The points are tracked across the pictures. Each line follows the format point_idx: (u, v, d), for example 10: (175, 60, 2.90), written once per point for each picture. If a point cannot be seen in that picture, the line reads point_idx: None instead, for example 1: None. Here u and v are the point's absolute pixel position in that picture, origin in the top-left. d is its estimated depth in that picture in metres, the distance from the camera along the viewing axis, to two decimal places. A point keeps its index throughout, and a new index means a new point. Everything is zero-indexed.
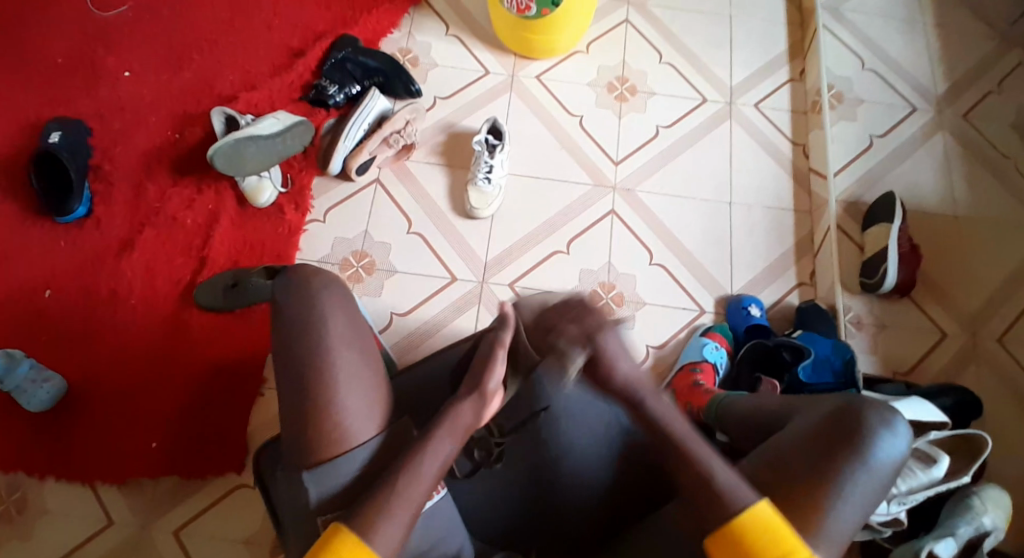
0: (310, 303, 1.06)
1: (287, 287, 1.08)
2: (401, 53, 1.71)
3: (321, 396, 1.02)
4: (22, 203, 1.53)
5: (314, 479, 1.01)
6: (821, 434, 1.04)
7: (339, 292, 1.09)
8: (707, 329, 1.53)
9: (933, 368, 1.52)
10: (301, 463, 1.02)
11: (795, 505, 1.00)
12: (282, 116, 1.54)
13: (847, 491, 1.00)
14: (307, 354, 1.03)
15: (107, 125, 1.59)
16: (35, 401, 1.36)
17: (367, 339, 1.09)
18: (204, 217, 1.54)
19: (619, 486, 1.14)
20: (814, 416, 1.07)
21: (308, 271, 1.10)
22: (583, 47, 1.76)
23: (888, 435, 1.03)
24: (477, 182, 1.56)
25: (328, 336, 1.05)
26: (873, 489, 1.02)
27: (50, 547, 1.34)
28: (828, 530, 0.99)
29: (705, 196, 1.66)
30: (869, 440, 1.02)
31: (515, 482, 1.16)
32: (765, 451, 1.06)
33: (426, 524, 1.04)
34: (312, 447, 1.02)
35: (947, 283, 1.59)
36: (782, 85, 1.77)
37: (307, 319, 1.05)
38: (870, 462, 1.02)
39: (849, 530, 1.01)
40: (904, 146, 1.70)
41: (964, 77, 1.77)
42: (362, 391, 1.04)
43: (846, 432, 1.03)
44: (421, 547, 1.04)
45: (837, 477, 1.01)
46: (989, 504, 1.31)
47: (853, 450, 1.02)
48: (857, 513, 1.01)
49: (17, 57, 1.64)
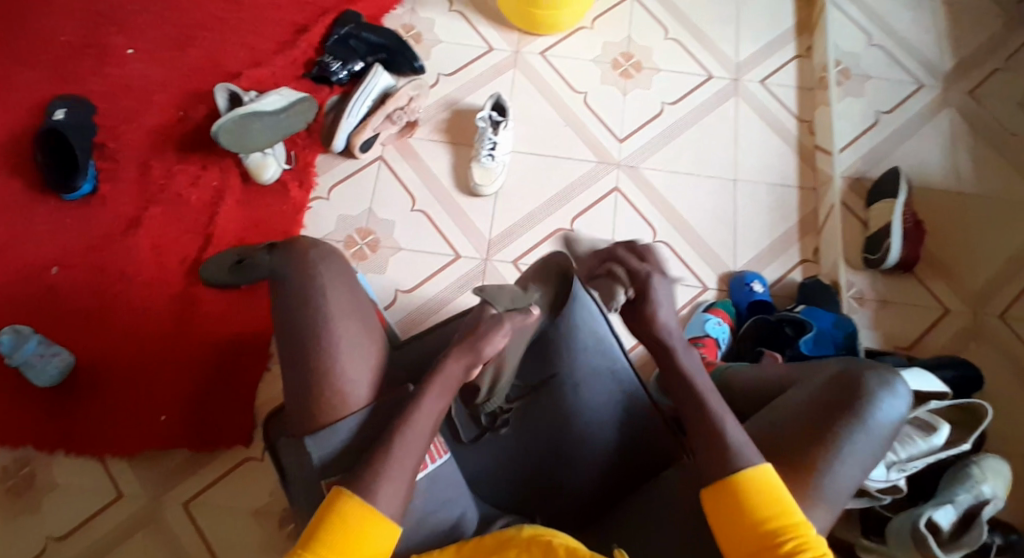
0: (312, 281, 1.07)
1: (289, 262, 1.09)
2: (404, 30, 1.70)
3: (327, 371, 1.03)
4: (28, 180, 1.54)
5: (316, 443, 1.02)
6: (820, 400, 1.06)
7: (342, 269, 1.10)
8: (710, 306, 1.53)
9: (936, 344, 1.53)
10: (305, 428, 1.04)
11: (791, 464, 1.02)
12: (286, 92, 1.54)
13: (845, 450, 1.01)
14: (310, 330, 1.04)
15: (111, 103, 1.59)
16: (43, 376, 1.38)
17: (369, 315, 1.10)
18: (209, 195, 1.54)
19: (621, 455, 1.17)
20: (815, 383, 1.09)
21: (309, 248, 1.10)
22: (587, 23, 1.75)
23: (887, 396, 1.04)
24: (481, 159, 1.56)
25: (332, 312, 1.06)
26: (872, 448, 1.03)
27: (59, 521, 1.37)
28: (825, 489, 1.00)
29: (709, 173, 1.65)
30: (868, 400, 1.03)
31: (518, 450, 1.18)
32: (764, 420, 1.09)
33: (430, 493, 1.06)
34: (315, 415, 1.03)
35: (952, 259, 1.59)
36: (790, 61, 1.75)
37: (309, 296, 1.06)
38: (870, 424, 1.03)
39: (847, 491, 1.02)
40: (910, 122, 1.69)
41: (972, 53, 1.75)
42: (366, 362, 1.07)
43: (846, 394, 1.05)
44: (425, 513, 1.05)
45: (836, 437, 1.02)
46: (989, 473, 1.33)
47: (852, 411, 1.03)
48: (857, 472, 1.02)
49: (20, 34, 1.63)
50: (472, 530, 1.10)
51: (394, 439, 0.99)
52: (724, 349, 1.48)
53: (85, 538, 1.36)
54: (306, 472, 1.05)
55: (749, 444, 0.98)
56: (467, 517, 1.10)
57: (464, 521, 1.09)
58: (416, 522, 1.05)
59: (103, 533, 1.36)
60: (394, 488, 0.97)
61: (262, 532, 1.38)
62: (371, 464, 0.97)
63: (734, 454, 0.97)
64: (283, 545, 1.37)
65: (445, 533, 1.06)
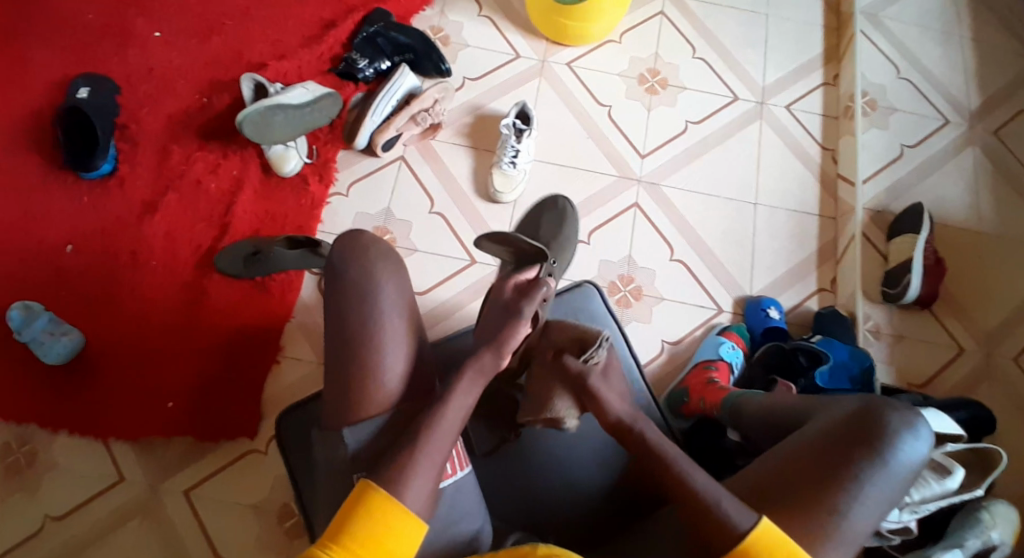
0: (367, 269, 1.05)
1: (342, 248, 1.07)
2: (432, 32, 1.70)
3: (356, 360, 1.02)
4: (47, 158, 1.53)
5: (356, 434, 1.02)
6: (839, 436, 1.02)
7: (394, 263, 1.08)
8: (724, 328, 1.52)
9: (950, 382, 1.51)
10: (341, 419, 1.03)
11: (811, 502, 0.98)
12: (313, 87, 1.53)
13: (863, 492, 0.98)
14: (339, 321, 1.04)
15: (136, 86, 1.59)
16: (51, 354, 1.36)
17: (416, 311, 1.08)
18: (228, 184, 1.53)
19: (621, 483, 1.16)
20: (833, 416, 1.05)
21: (365, 239, 1.08)
22: (616, 36, 1.75)
23: (909, 436, 1.01)
24: (502, 166, 1.55)
25: (381, 301, 1.04)
26: (890, 491, 1.00)
27: (55, 502, 1.35)
28: (842, 532, 0.97)
29: (730, 195, 1.64)
30: (889, 442, 1.00)
31: (527, 461, 1.17)
32: (779, 457, 1.03)
33: (455, 498, 1.03)
34: (353, 403, 1.02)
35: (968, 297, 1.57)
36: (815, 89, 1.75)
37: (362, 284, 1.04)
38: (890, 463, 1.00)
39: (864, 532, 0.99)
40: (933, 157, 1.68)
41: (998, 93, 1.74)
42: (404, 352, 1.04)
43: (866, 432, 1.01)
44: (449, 519, 1.02)
45: (855, 479, 0.99)
46: (999, 519, 1.30)
47: (874, 453, 1.00)
48: (874, 516, 0.99)
49: (49, 12, 1.63)
50: (487, 545, 1.06)
51: (422, 436, 0.98)
52: (736, 373, 1.46)
53: (82, 521, 1.34)
54: (337, 465, 1.03)
55: (739, 503, 0.95)
56: (483, 534, 1.06)
57: (481, 536, 1.05)
58: (440, 526, 1.01)
59: (99, 518, 1.34)
60: (428, 485, 0.95)
61: (262, 527, 1.36)
62: (396, 456, 0.96)
63: (738, 518, 0.94)
64: (280, 543, 1.35)
65: (455, 545, 1.02)
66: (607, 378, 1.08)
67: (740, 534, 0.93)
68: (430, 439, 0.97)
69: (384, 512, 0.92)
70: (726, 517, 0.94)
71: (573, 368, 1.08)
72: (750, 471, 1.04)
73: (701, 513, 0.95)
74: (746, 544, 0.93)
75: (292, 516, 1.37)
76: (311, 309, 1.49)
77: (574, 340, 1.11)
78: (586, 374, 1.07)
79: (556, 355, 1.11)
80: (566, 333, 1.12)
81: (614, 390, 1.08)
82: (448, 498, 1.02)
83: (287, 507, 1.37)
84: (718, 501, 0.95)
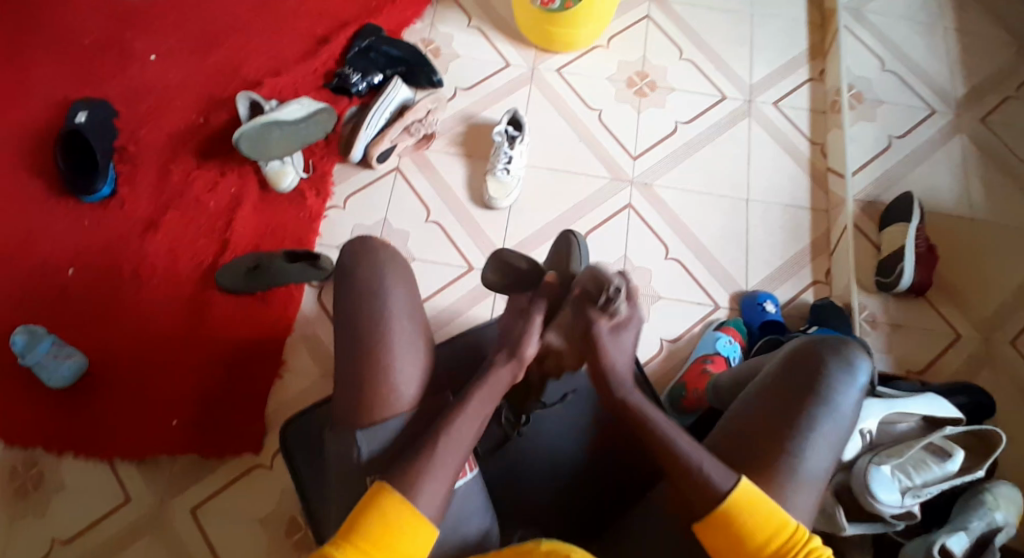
0: (379, 276, 1.09)
1: (354, 257, 1.11)
2: (423, 44, 1.73)
3: (363, 366, 1.04)
4: (47, 181, 1.55)
5: (368, 437, 1.02)
6: (780, 382, 1.04)
7: (403, 270, 1.11)
8: (722, 323, 1.54)
9: (948, 369, 1.52)
10: (352, 422, 1.04)
11: (767, 451, 1.00)
12: (307, 103, 1.56)
13: (813, 429, 1.00)
14: (349, 329, 1.07)
15: (132, 107, 1.61)
16: (55, 377, 1.38)
17: (424, 317, 1.11)
18: (227, 201, 1.56)
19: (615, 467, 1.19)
20: (774, 364, 1.08)
21: (377, 247, 1.12)
22: (603, 41, 1.78)
23: (845, 372, 1.03)
24: (496, 173, 1.58)
25: (392, 306, 1.07)
26: (840, 426, 1.02)
27: (65, 523, 1.37)
28: (802, 472, 0.99)
29: (722, 193, 1.66)
30: (827, 380, 1.02)
31: (526, 461, 1.21)
32: (733, 414, 1.06)
33: (463, 498, 1.04)
34: (363, 405, 1.03)
35: (961, 285, 1.59)
36: (802, 84, 1.78)
37: (375, 291, 1.08)
38: (832, 400, 1.02)
39: (824, 469, 1.00)
40: (921, 148, 1.70)
41: (984, 80, 1.77)
42: (416, 358, 1.06)
43: (806, 374, 1.03)
44: (458, 519, 1.03)
45: (802, 420, 1.00)
46: (1003, 501, 1.31)
47: (815, 392, 1.02)
48: (829, 456, 1.00)
49: (44, 38, 1.66)
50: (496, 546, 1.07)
51: (430, 438, 0.99)
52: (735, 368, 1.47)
53: (92, 540, 1.36)
54: (348, 466, 1.04)
55: (720, 464, 0.96)
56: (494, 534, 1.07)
57: (491, 534, 1.06)
58: (448, 526, 1.02)
59: (108, 537, 1.36)
60: (444, 481, 0.97)
61: (270, 540, 1.37)
62: (406, 458, 0.97)
63: (709, 483, 0.95)
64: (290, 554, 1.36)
65: (464, 549, 1.03)
66: (618, 331, 1.06)
67: (721, 496, 0.94)
68: (439, 442, 0.98)
69: (381, 522, 0.93)
70: (705, 481, 0.95)
71: (589, 314, 1.05)
72: (713, 434, 1.06)
73: (682, 482, 0.96)
74: (721, 507, 0.93)
75: (301, 527, 1.38)
76: (313, 320, 1.51)
77: (594, 284, 1.07)
78: (596, 321, 1.05)
79: (578, 300, 1.07)
80: (592, 279, 1.08)
81: (619, 347, 1.06)
82: (457, 498, 1.03)
83: (295, 518, 1.39)
84: (696, 467, 0.96)
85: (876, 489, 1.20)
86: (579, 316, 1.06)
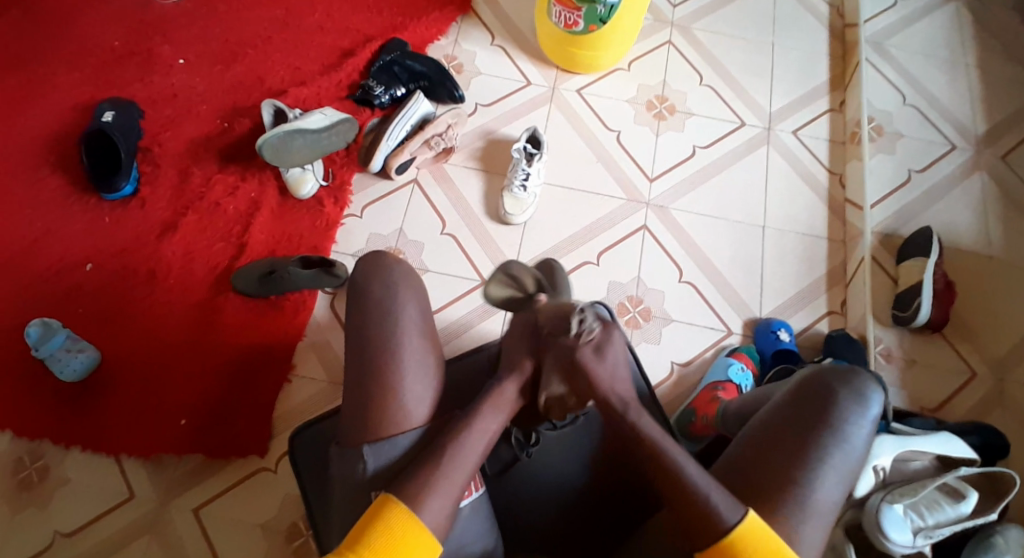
0: (392, 290, 1.09)
1: (365, 268, 1.11)
2: (446, 60, 1.76)
3: (370, 373, 1.05)
4: (70, 178, 1.58)
5: (374, 452, 1.02)
6: (791, 413, 1.03)
7: (414, 283, 1.11)
8: (733, 350, 1.52)
9: (964, 406, 1.50)
10: (358, 438, 1.04)
11: (775, 479, 0.99)
12: (331, 113, 1.57)
13: (824, 462, 0.99)
14: (358, 338, 1.07)
15: (158, 110, 1.64)
16: (67, 370, 1.39)
17: (435, 332, 1.11)
18: (245, 205, 1.57)
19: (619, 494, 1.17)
20: (783, 394, 1.07)
21: (390, 260, 1.12)
22: (624, 65, 1.79)
23: (857, 406, 1.02)
24: (513, 189, 1.58)
25: (403, 319, 1.07)
26: (852, 459, 1.00)
27: (67, 518, 1.36)
28: (812, 504, 0.97)
29: (739, 218, 1.66)
30: (837, 414, 1.01)
31: (534, 495, 1.18)
32: (746, 439, 1.04)
33: (466, 513, 1.03)
34: (369, 414, 1.04)
35: (978, 322, 1.57)
36: (821, 115, 1.78)
37: (387, 304, 1.07)
38: (845, 434, 1.01)
39: (834, 502, 0.99)
40: (940, 183, 1.69)
41: (1003, 119, 1.76)
42: (424, 373, 1.06)
43: (816, 405, 1.03)
44: (460, 540, 1.03)
45: (813, 452, 0.99)
46: (1014, 543, 1.26)
47: (827, 424, 1.01)
48: (838, 488, 0.99)
49: (76, 39, 1.70)
50: None
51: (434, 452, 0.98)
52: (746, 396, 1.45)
53: (93, 536, 1.35)
54: (352, 476, 1.03)
55: (728, 495, 0.95)
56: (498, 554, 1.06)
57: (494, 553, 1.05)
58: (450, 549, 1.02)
59: (109, 534, 1.35)
60: (441, 498, 0.95)
61: (268, 547, 1.36)
62: (410, 470, 0.97)
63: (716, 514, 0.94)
64: None
65: None
66: (601, 354, 1.01)
67: (726, 528, 0.94)
68: (442, 456, 0.98)
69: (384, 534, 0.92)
70: (712, 513, 0.94)
71: (565, 344, 1.01)
72: (723, 461, 1.05)
73: (692, 508, 0.95)
74: (727, 539, 0.93)
75: (301, 534, 1.37)
76: (324, 327, 1.51)
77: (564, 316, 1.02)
78: (577, 350, 1.00)
79: (551, 332, 1.02)
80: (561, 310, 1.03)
81: (609, 368, 1.01)
82: (459, 518, 1.02)
83: (296, 527, 1.38)
84: (704, 497, 0.95)
85: (888, 529, 1.18)
86: (558, 350, 1.01)
